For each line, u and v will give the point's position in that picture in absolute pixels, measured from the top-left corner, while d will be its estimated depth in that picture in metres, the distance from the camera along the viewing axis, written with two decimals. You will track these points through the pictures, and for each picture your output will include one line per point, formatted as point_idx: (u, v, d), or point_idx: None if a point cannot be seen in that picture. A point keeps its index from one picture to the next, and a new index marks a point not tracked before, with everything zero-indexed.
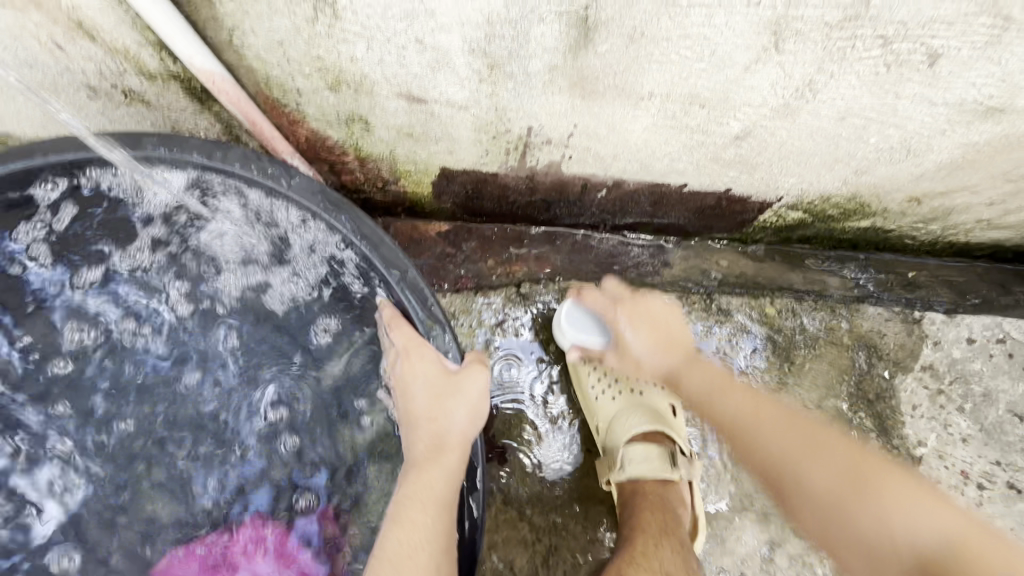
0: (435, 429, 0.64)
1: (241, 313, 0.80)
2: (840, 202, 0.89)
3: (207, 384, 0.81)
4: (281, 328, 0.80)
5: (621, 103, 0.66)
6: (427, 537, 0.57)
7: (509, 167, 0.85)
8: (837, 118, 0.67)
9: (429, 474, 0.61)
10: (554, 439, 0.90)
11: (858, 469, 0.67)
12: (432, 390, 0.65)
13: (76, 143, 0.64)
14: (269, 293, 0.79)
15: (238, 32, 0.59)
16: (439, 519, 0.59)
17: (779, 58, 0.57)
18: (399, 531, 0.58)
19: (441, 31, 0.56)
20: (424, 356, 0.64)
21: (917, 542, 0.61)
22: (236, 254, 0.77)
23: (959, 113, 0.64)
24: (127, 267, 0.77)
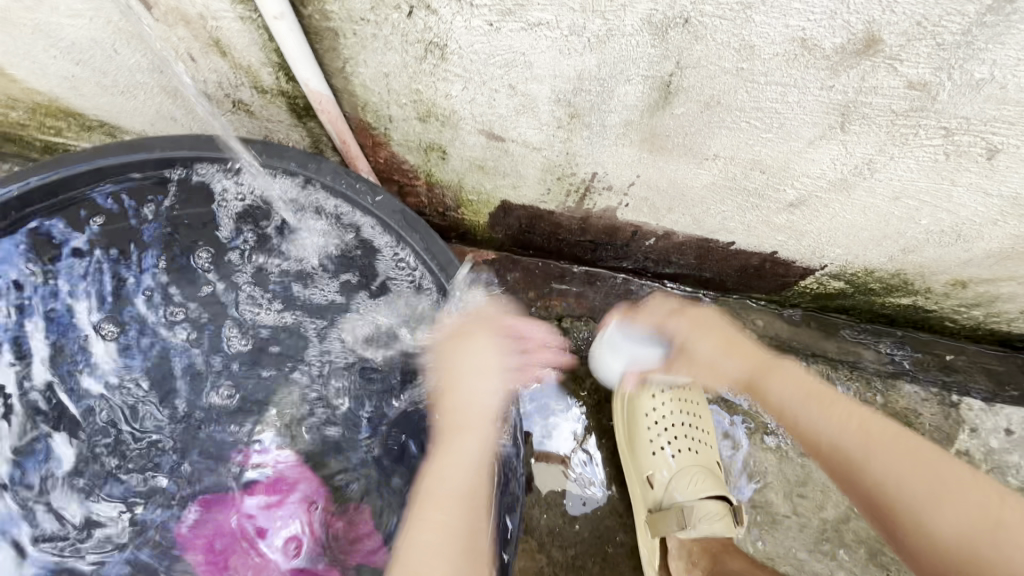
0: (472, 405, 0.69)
1: (311, 311, 0.88)
2: (883, 277, 0.91)
3: (263, 367, 0.89)
4: (350, 328, 0.87)
5: (686, 161, 0.71)
6: (456, 523, 0.60)
7: (566, 207, 0.90)
8: (891, 197, 0.70)
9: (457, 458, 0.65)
10: (580, 474, 0.91)
11: (940, 481, 0.57)
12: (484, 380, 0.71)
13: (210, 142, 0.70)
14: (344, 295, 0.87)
15: (350, 62, 0.65)
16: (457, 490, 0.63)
17: (844, 137, 0.60)
18: (425, 518, 0.61)
19: (533, 80, 0.61)
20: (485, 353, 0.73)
21: (927, 514, 0.56)
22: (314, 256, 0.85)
23: (1011, 205, 0.67)
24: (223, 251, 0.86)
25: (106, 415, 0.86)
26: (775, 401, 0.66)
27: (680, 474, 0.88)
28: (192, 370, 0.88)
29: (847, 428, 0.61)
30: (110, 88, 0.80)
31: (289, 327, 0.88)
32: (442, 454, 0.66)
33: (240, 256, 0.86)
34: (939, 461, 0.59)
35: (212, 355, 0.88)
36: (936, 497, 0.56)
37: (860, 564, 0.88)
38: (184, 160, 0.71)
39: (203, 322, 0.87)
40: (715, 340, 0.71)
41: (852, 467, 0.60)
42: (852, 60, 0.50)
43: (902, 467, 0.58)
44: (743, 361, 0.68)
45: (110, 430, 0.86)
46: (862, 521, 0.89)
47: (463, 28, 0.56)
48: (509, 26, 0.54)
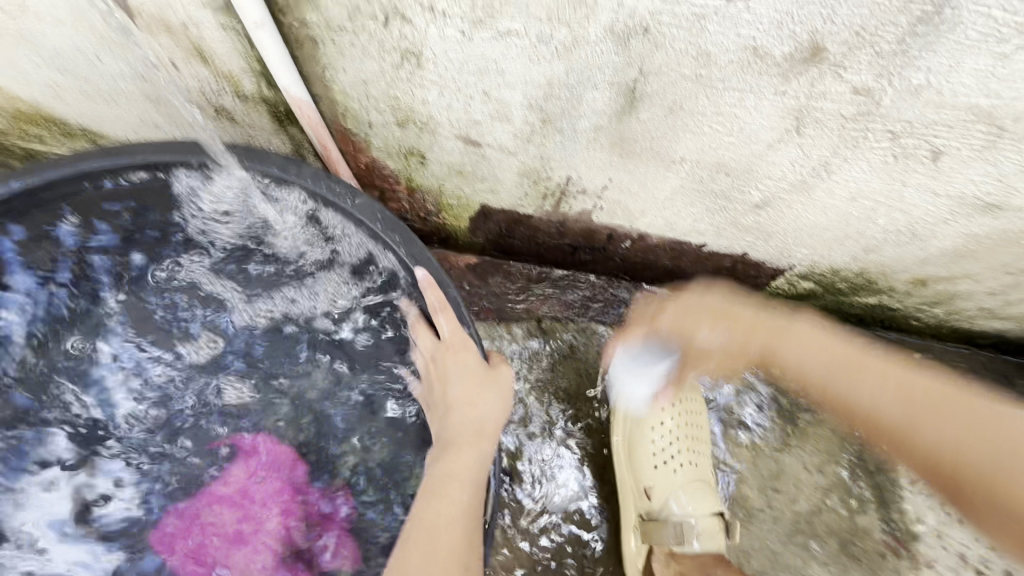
0: (474, 415, 0.73)
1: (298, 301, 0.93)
2: (848, 276, 0.95)
3: (271, 359, 0.96)
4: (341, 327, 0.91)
5: (654, 164, 0.74)
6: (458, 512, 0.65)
7: (544, 211, 0.93)
8: (849, 198, 0.73)
9: (462, 456, 0.70)
10: (563, 483, 0.93)
11: (938, 403, 0.63)
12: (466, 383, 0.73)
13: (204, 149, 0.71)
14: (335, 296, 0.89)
15: (330, 69, 0.67)
16: (471, 504, 0.66)
17: (799, 140, 0.64)
18: (436, 504, 0.66)
19: (506, 87, 0.64)
20: (462, 355, 0.73)
21: (971, 454, 0.60)
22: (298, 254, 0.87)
23: (960, 205, 0.70)
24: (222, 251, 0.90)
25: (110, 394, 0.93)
26: (798, 365, 0.70)
27: (680, 490, 0.89)
28: (193, 343, 0.96)
29: (891, 387, 0.65)
30: (93, 96, 0.82)
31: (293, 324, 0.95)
32: (444, 451, 0.71)
33: (238, 256, 0.90)
34: (959, 397, 0.63)
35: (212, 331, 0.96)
36: (935, 409, 0.63)
37: (832, 555, 0.90)
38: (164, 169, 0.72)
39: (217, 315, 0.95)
40: (712, 320, 0.76)
41: (878, 423, 0.65)
42: (800, 66, 0.53)
43: (950, 428, 0.62)
44: (737, 332, 0.74)
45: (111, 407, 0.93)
46: (832, 513, 0.92)
47: (437, 37, 0.58)
48: (480, 35, 0.57)
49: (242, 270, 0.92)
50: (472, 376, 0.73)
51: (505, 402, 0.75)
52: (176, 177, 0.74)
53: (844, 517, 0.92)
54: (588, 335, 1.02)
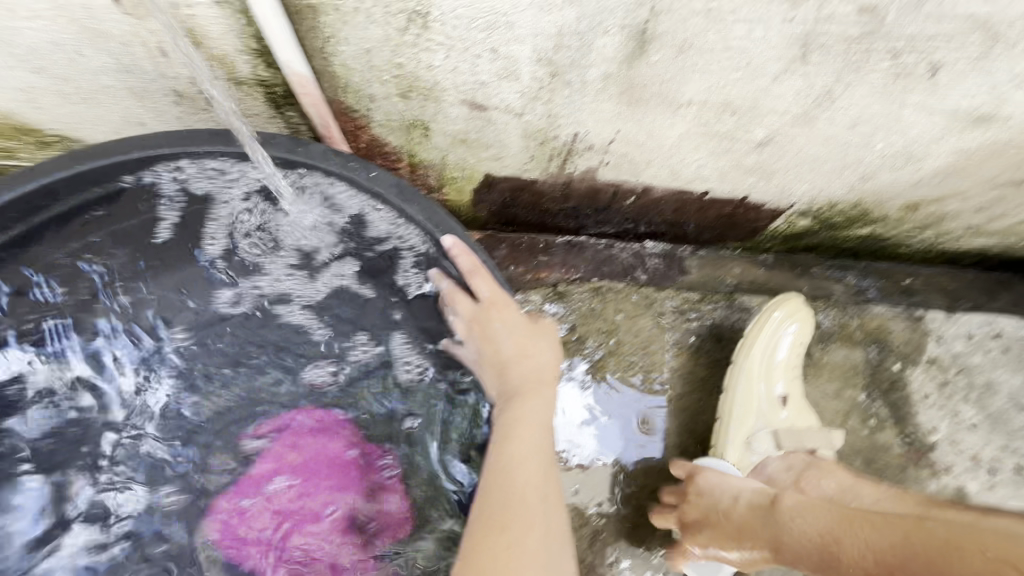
0: (530, 368, 0.76)
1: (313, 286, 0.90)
2: (845, 209, 0.99)
3: (286, 357, 0.93)
4: (355, 316, 0.90)
5: (662, 110, 0.74)
6: (535, 451, 0.68)
7: (548, 174, 0.93)
8: (849, 125, 0.76)
9: (528, 404, 0.72)
10: (607, 447, 0.95)
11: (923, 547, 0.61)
12: (515, 340, 0.76)
13: (216, 139, 0.69)
14: (349, 283, 0.88)
15: (331, 40, 0.65)
16: (541, 442, 0.69)
17: (805, 69, 0.66)
18: (511, 446, 0.68)
19: (515, 41, 0.64)
20: (505, 312, 0.75)
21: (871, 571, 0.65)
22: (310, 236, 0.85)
23: (953, 121, 0.74)
24: (221, 254, 0.86)
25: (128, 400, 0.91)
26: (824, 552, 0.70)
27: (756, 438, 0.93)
28: (207, 346, 0.93)
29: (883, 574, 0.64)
30: (71, 96, 0.77)
31: (304, 321, 0.92)
32: (507, 405, 0.73)
33: (239, 258, 0.87)
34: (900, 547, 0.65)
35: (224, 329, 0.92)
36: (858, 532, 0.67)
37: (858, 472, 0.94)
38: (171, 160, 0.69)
39: (219, 322, 0.91)
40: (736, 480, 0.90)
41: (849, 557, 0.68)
42: None
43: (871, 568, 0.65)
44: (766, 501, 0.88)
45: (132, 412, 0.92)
46: (854, 434, 0.96)
47: None
48: None
49: (249, 260, 0.87)
50: (524, 331, 0.77)
51: (554, 350, 0.79)
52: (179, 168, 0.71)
53: (864, 435, 0.96)
54: (603, 295, 1.01)
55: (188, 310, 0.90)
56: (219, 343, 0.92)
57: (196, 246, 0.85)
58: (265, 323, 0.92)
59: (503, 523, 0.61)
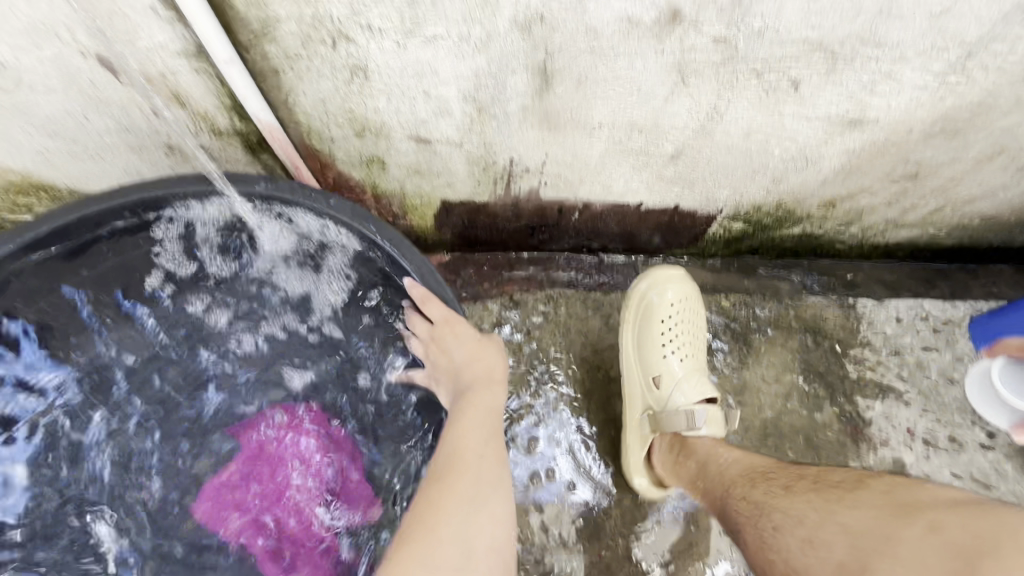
0: (483, 366, 0.85)
1: (306, 313, 1.00)
2: (770, 210, 1.10)
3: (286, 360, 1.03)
4: (341, 324, 0.99)
5: (579, 133, 0.87)
6: (479, 427, 0.76)
7: (497, 196, 1.05)
8: (744, 135, 0.87)
9: (475, 399, 0.80)
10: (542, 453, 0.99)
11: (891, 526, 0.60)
12: (469, 345, 0.86)
13: (185, 180, 0.81)
14: (329, 295, 0.98)
15: (292, 94, 0.78)
16: (481, 426, 0.76)
17: (688, 90, 0.77)
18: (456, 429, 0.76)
19: (442, 84, 0.76)
20: (457, 332, 0.85)
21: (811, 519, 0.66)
22: (286, 255, 0.95)
23: (831, 125, 0.85)
24: (214, 276, 0.97)
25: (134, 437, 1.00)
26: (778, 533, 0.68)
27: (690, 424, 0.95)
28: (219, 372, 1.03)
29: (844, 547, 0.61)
30: (79, 154, 0.91)
31: (296, 329, 1.01)
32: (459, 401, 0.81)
33: (231, 280, 0.98)
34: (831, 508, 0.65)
35: (235, 363, 1.03)
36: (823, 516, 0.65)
37: (800, 450, 1.01)
38: (155, 208, 0.82)
39: (223, 339, 1.02)
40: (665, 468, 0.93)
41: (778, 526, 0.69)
42: (667, 27, 0.67)
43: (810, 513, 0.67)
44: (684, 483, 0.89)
45: (129, 445, 1.00)
46: (795, 414, 1.03)
47: (377, 50, 0.71)
48: (413, 43, 0.70)
49: (247, 291, 0.99)
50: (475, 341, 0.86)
51: (503, 355, 0.88)
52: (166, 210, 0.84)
53: (805, 416, 1.03)
54: (554, 302, 1.11)
55: (190, 332, 1.01)
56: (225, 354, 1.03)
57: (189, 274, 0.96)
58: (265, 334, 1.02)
59: (439, 475, 0.70)
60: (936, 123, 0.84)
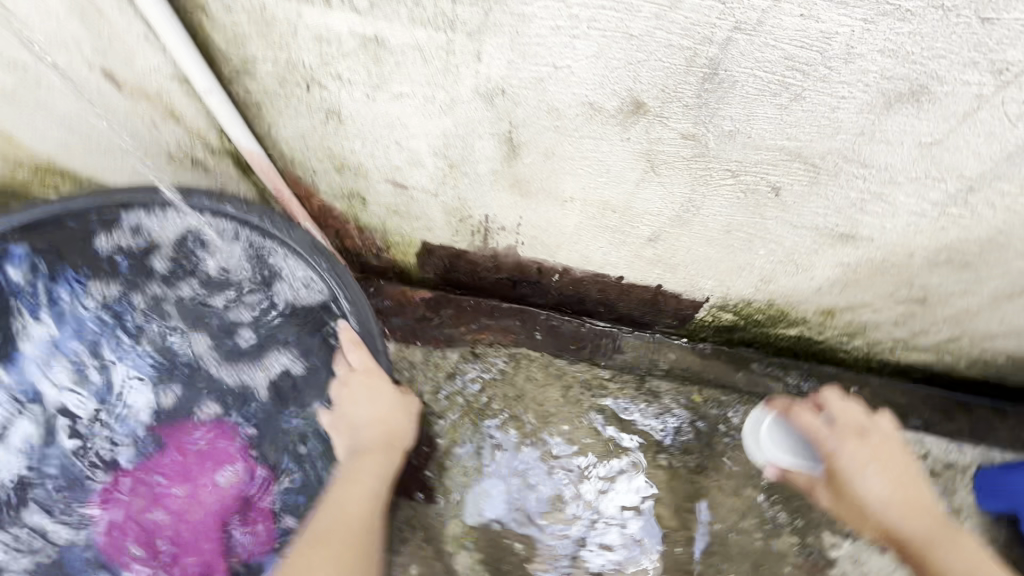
0: (385, 427, 0.88)
1: (247, 338, 1.01)
2: (761, 307, 1.03)
3: (215, 383, 1.04)
4: (280, 356, 0.99)
5: (551, 203, 0.85)
6: (363, 495, 0.83)
7: (476, 246, 1.04)
8: (724, 230, 0.83)
9: (370, 461, 0.86)
10: (471, 511, 0.96)
11: None
12: (376, 404, 0.88)
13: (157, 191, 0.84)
14: (276, 324, 0.98)
15: (274, 126, 0.81)
16: (367, 492, 0.83)
17: (659, 179, 0.74)
18: (341, 493, 0.83)
19: (412, 137, 0.77)
20: (373, 380, 0.86)
21: None
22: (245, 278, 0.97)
23: (820, 236, 0.79)
24: (169, 289, 1.00)
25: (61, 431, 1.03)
26: None
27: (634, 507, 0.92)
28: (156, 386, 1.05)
29: None
30: (93, 149, 0.98)
31: (234, 355, 1.02)
32: (354, 460, 0.87)
33: (185, 294, 1.00)
34: None
35: (169, 376, 1.05)
36: None
37: None
38: (117, 212, 0.86)
39: (162, 351, 1.03)
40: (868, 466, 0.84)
41: None
42: (632, 117, 0.65)
43: None
44: (888, 472, 0.81)
45: (54, 439, 1.03)
46: (745, 534, 0.95)
47: (348, 98, 0.72)
48: (381, 97, 0.71)
49: (190, 314, 1.01)
50: (386, 401, 0.87)
51: (413, 418, 0.90)
52: (141, 214, 0.88)
53: (756, 538, 0.94)
54: (520, 362, 1.07)
55: (133, 337, 1.02)
56: (158, 365, 1.04)
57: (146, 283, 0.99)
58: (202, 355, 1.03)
59: (321, 541, 0.78)
60: (940, 252, 0.76)
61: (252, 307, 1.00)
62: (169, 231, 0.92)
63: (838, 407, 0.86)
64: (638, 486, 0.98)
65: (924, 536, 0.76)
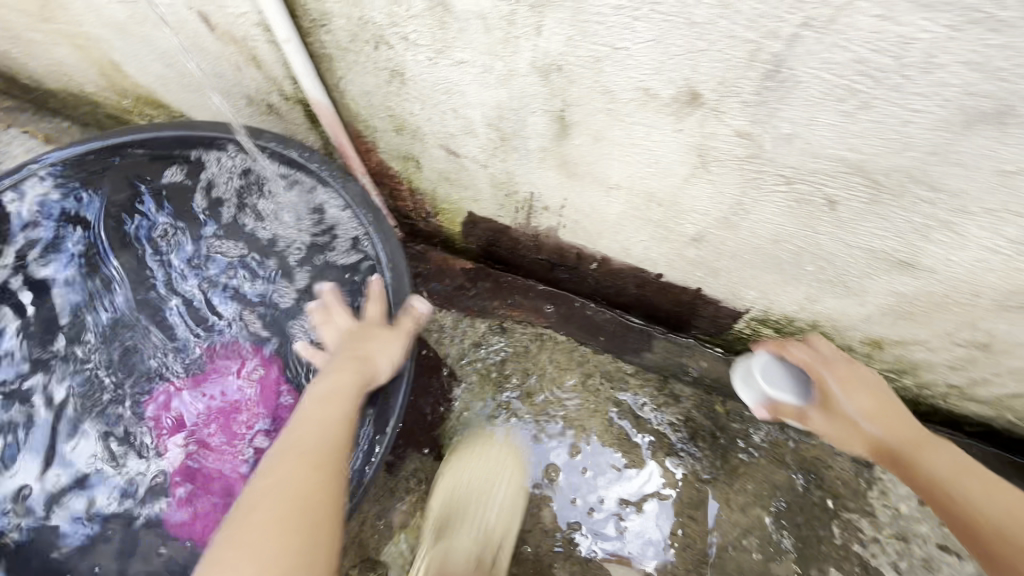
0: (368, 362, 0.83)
1: (287, 276, 1.07)
2: (803, 327, 0.98)
3: (247, 316, 1.09)
4: (316, 300, 1.05)
5: (596, 188, 0.84)
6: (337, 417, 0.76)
7: (519, 223, 1.05)
8: (772, 240, 0.79)
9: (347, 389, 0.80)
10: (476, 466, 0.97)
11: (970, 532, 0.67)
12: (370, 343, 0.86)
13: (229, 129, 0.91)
14: (319, 270, 1.05)
15: (343, 81, 0.86)
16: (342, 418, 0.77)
17: (709, 176, 0.72)
18: (316, 410, 0.77)
19: (468, 105, 0.79)
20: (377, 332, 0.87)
21: (986, 510, 0.67)
22: (296, 222, 1.05)
23: (876, 260, 0.74)
24: (227, 220, 1.08)
25: (100, 350, 1.07)
26: (961, 509, 0.68)
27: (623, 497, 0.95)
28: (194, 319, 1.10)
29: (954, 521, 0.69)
30: (187, 86, 1.07)
31: (274, 293, 1.08)
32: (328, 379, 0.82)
33: (238, 229, 1.08)
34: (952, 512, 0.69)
35: (210, 308, 1.10)
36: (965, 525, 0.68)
37: None
38: (197, 144, 0.94)
39: (208, 282, 1.10)
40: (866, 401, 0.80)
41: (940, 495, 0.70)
42: (686, 108, 0.63)
43: (975, 490, 0.69)
44: (885, 422, 0.78)
45: (92, 357, 1.07)
46: (746, 553, 0.92)
47: (413, 60, 0.75)
48: (443, 62, 0.73)
49: (238, 248, 1.08)
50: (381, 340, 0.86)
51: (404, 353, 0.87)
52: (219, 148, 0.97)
53: (757, 560, 0.92)
54: (544, 342, 1.09)
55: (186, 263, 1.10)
56: (203, 296, 1.10)
57: (210, 213, 1.08)
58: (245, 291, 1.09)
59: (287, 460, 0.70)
60: (1011, 296, 0.70)
61: (298, 250, 1.07)
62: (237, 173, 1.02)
63: (800, 351, 0.86)
64: (642, 482, 0.97)
65: (906, 439, 0.75)
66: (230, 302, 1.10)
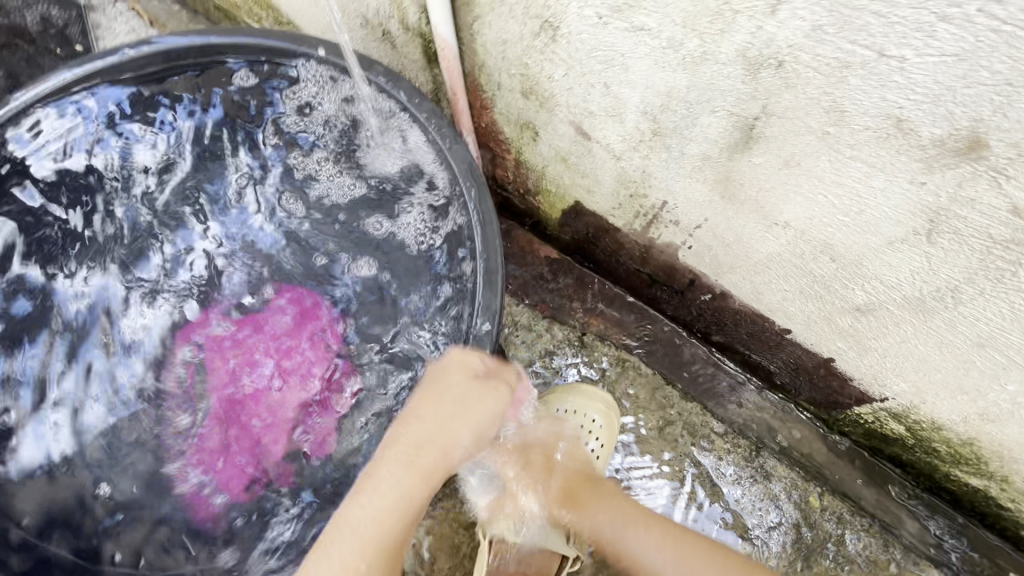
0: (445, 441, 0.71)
1: (366, 228, 0.97)
2: (950, 438, 0.78)
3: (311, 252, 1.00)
4: (392, 261, 0.95)
5: (755, 219, 0.67)
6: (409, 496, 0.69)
7: (632, 229, 0.88)
8: (974, 342, 0.61)
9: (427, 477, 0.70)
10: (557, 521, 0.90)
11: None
12: (461, 403, 0.73)
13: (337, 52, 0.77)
14: (404, 230, 0.94)
15: (478, 22, 0.71)
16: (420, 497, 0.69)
17: (929, 248, 0.54)
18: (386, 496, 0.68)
19: (627, 84, 0.62)
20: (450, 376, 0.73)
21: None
22: (389, 171, 0.93)
23: None
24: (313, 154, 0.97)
25: (158, 259, 1.00)
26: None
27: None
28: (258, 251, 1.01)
29: None
30: None
31: (347, 241, 0.98)
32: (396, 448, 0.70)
33: (322, 164, 0.97)
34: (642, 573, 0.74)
35: (277, 239, 1.01)
36: None
37: None
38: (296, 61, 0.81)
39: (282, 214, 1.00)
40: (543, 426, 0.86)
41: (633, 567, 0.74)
42: (949, 158, 0.45)
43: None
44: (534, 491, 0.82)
45: (151, 265, 0.99)
46: None
47: (576, 14, 0.59)
48: (616, 24, 0.57)
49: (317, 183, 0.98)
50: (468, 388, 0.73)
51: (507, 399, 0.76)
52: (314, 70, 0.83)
53: None
54: (625, 367, 0.95)
55: (262, 188, 1.00)
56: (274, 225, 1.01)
57: (294, 141, 0.97)
58: (318, 231, 0.99)
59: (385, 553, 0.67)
60: None
61: (384, 202, 0.96)
62: (328, 111, 0.91)
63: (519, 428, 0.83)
64: None
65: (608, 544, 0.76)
66: (298, 239, 1.00)
